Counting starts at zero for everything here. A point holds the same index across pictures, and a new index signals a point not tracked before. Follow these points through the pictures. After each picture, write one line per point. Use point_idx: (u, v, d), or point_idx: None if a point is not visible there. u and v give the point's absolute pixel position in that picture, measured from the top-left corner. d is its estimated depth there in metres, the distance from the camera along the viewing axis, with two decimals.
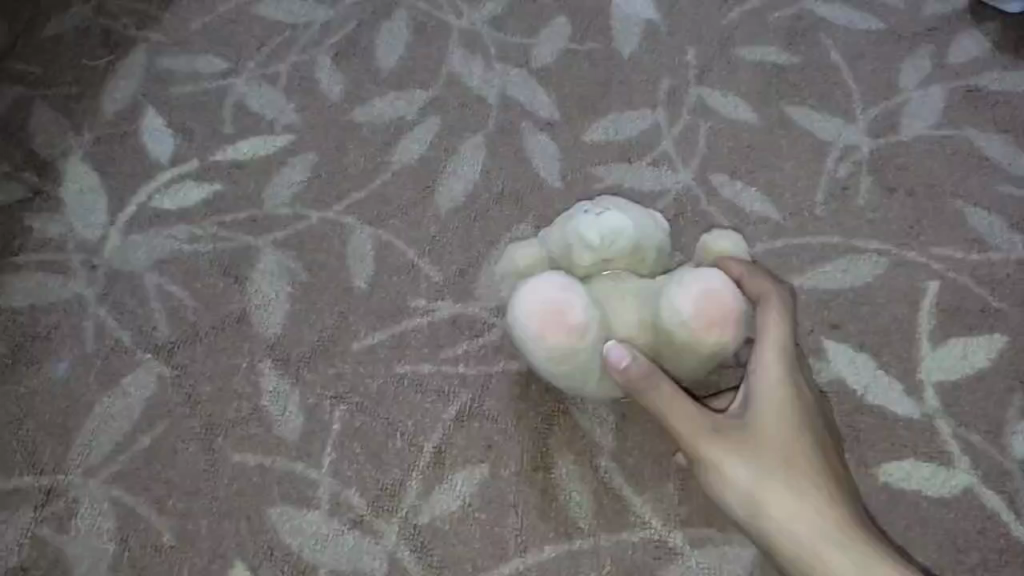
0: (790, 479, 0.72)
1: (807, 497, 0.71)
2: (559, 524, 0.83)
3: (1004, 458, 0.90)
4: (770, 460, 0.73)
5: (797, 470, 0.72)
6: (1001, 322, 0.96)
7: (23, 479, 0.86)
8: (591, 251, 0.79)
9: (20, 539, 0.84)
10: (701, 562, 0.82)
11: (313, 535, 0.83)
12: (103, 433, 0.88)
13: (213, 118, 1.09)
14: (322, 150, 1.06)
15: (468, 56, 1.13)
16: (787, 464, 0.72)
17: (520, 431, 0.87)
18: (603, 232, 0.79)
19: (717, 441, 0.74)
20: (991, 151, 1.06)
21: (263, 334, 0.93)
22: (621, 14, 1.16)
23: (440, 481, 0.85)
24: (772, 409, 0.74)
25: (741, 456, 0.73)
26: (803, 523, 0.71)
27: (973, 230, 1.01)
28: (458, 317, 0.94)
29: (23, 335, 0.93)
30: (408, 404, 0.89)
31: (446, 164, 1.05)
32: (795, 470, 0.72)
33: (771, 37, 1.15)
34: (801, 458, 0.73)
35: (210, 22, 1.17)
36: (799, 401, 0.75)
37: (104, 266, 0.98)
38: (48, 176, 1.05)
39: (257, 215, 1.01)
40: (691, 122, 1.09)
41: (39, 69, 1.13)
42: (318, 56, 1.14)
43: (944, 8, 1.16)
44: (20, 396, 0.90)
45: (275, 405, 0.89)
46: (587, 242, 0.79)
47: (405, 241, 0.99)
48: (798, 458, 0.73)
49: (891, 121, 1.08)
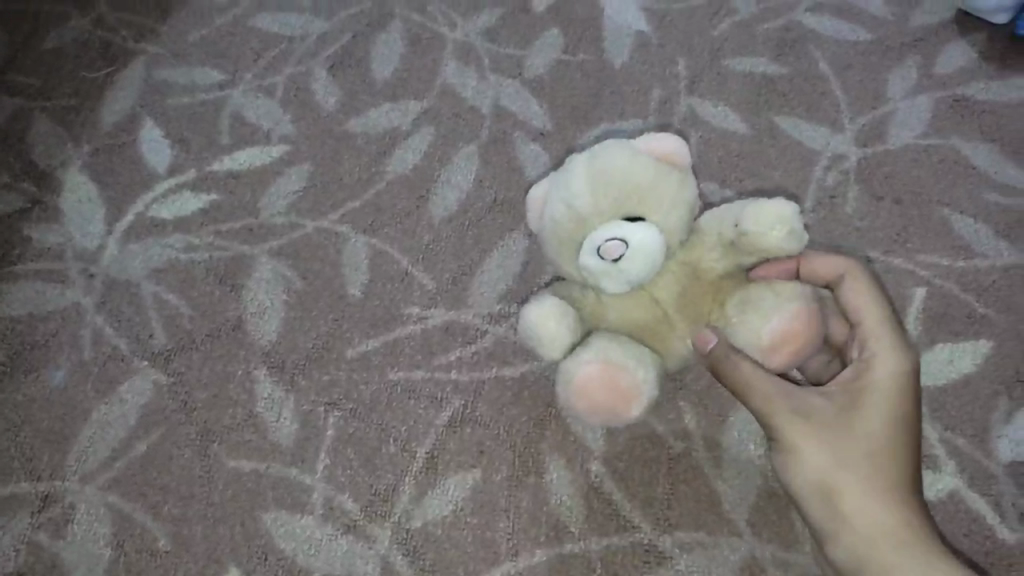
0: (870, 474, 0.71)
1: (886, 498, 0.71)
2: (550, 528, 0.84)
3: (990, 462, 0.90)
4: (852, 451, 0.71)
5: (881, 473, 0.71)
6: (987, 327, 0.97)
7: (21, 485, 0.87)
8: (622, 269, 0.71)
9: (18, 544, 0.85)
10: (692, 565, 0.83)
11: (306, 540, 0.84)
12: (100, 440, 0.89)
13: (210, 129, 1.10)
14: (317, 160, 1.07)
15: (462, 67, 1.15)
16: (880, 459, 0.71)
17: (511, 436, 0.88)
18: (632, 272, 0.71)
19: (799, 423, 0.72)
20: (977, 160, 1.07)
21: (258, 342, 0.94)
22: (613, 26, 1.18)
23: (432, 486, 0.86)
24: (884, 402, 0.72)
25: (821, 441, 0.72)
26: (873, 522, 0.70)
27: (959, 238, 1.02)
28: (451, 324, 0.95)
29: (21, 343, 0.95)
30: (401, 410, 0.90)
31: (440, 174, 1.06)
32: (874, 466, 0.71)
33: (760, 48, 1.16)
34: (883, 457, 0.71)
35: (208, 35, 1.19)
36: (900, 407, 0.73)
37: (102, 274, 0.99)
38: (47, 187, 1.06)
39: (253, 224, 1.02)
40: (681, 132, 1.10)
41: (39, 81, 1.15)
42: (314, 68, 1.15)
43: (931, 20, 1.18)
44: (17, 403, 0.91)
45: (269, 412, 0.90)
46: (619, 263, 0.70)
47: (398, 249, 1.01)
48: (880, 457, 0.71)
49: (879, 130, 1.10)
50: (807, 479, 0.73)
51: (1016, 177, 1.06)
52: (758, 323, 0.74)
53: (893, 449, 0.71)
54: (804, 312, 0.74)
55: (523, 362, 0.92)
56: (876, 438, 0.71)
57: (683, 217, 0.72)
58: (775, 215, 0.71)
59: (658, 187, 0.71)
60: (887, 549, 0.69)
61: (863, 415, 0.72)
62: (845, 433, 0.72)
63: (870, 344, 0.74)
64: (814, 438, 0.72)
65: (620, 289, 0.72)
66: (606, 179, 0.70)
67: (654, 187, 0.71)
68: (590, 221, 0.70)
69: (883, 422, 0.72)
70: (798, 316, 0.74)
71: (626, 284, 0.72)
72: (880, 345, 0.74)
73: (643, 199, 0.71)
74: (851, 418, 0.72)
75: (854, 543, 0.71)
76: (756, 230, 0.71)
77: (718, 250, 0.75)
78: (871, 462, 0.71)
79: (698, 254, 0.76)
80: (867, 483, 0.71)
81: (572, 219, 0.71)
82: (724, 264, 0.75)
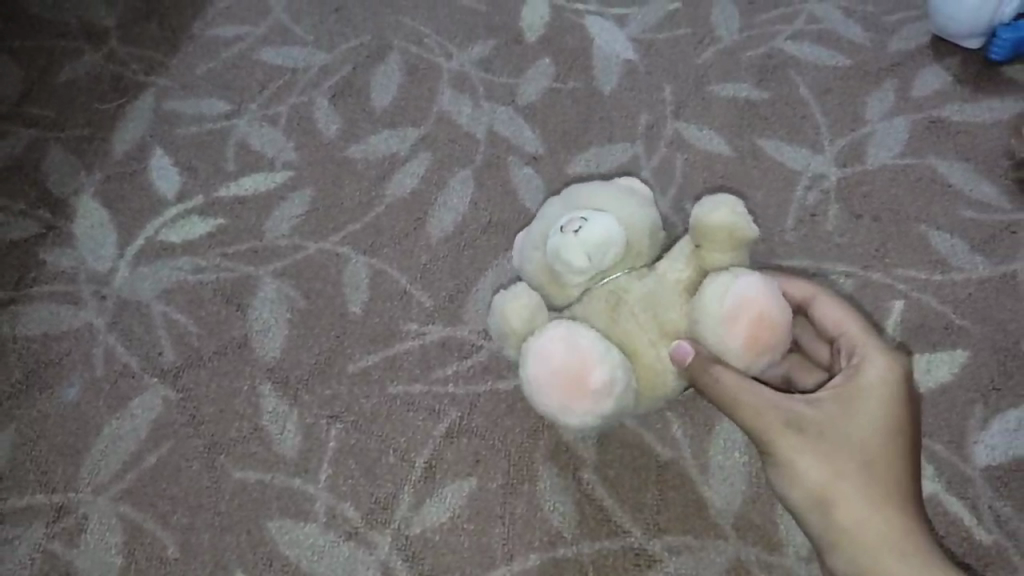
0: (868, 481, 0.71)
1: (884, 504, 0.71)
2: (543, 533, 0.88)
3: (968, 466, 0.94)
4: (848, 459, 0.72)
5: (878, 479, 0.72)
6: (963, 337, 1.01)
7: (36, 497, 0.91)
8: (584, 249, 0.73)
9: (33, 553, 0.88)
10: (680, 568, 0.86)
11: (309, 546, 0.88)
12: (112, 453, 0.93)
13: (217, 157, 1.15)
14: (320, 185, 1.12)
15: (458, 95, 1.20)
16: (877, 467, 0.72)
17: (506, 446, 0.92)
18: (587, 241, 0.73)
19: (793, 432, 0.72)
20: (953, 178, 1.12)
21: (263, 358, 0.98)
22: (602, 54, 1.24)
23: (431, 493, 0.90)
24: (878, 408, 0.73)
25: (817, 450, 0.72)
26: (873, 531, 0.71)
27: (936, 252, 1.07)
28: (448, 339, 0.99)
29: (37, 362, 0.99)
30: (401, 422, 0.94)
31: (436, 196, 1.11)
32: (870, 473, 0.72)
33: (744, 74, 1.22)
34: (879, 464, 0.72)
35: (215, 67, 1.24)
36: (891, 409, 0.74)
37: (114, 295, 1.03)
38: (61, 213, 1.11)
39: (258, 246, 1.07)
40: (668, 154, 1.15)
41: (53, 113, 1.20)
42: (316, 97, 1.21)
43: (907, 45, 1.23)
44: (32, 419, 0.95)
45: (274, 425, 0.94)
46: (581, 241, 0.73)
47: (397, 269, 1.05)
48: (875, 463, 0.72)
49: (857, 151, 1.15)
50: (806, 490, 0.73)
51: (991, 194, 1.11)
52: (717, 298, 0.73)
53: (888, 455, 0.72)
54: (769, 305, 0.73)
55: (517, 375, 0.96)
56: (870, 443, 0.72)
57: (642, 219, 0.78)
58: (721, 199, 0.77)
59: (617, 194, 0.79)
60: (890, 557, 0.70)
61: (858, 423, 0.73)
62: (840, 441, 0.72)
63: (856, 351, 0.78)
64: (812, 450, 0.72)
65: (581, 265, 0.74)
66: (569, 193, 0.79)
67: (612, 192, 0.79)
68: (554, 217, 0.78)
69: (877, 428, 0.73)
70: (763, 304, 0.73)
71: (585, 255, 0.74)
72: (870, 351, 0.77)
73: (600, 198, 0.78)
74: (843, 425, 0.73)
75: (856, 552, 0.71)
76: (703, 209, 0.76)
77: (683, 256, 0.78)
78: (869, 471, 0.72)
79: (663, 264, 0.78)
80: (865, 491, 0.71)
81: (540, 223, 0.79)
82: (690, 267, 0.77)
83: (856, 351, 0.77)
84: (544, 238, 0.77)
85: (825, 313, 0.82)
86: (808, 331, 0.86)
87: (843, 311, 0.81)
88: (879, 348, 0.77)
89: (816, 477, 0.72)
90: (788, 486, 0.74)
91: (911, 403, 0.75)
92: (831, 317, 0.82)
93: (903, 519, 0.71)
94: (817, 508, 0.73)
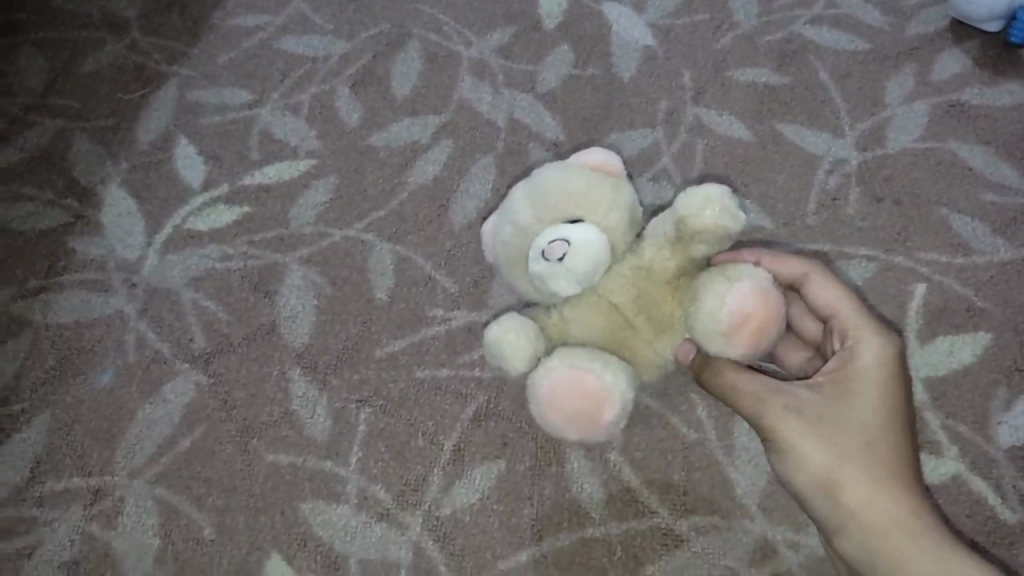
0: (870, 464, 0.72)
1: (888, 486, 0.72)
2: (572, 514, 0.89)
3: (991, 447, 0.95)
4: (848, 442, 0.73)
5: (880, 461, 0.73)
6: (985, 320, 1.01)
7: (73, 480, 0.93)
8: (571, 276, 0.73)
9: (72, 535, 0.90)
10: (707, 548, 0.87)
11: (342, 528, 0.89)
12: (146, 437, 0.94)
13: (241, 146, 1.16)
14: (343, 173, 1.13)
15: (478, 83, 1.21)
16: (879, 450, 0.73)
17: (533, 428, 0.93)
18: (575, 269, 0.73)
19: (792, 418, 0.74)
20: (974, 162, 1.12)
21: (292, 344, 1.00)
22: (620, 41, 1.24)
23: (460, 475, 0.91)
24: (875, 391, 0.74)
25: (817, 435, 0.73)
26: (882, 512, 0.71)
27: (957, 235, 1.07)
28: (474, 325, 1.00)
29: (70, 348, 1.01)
30: (429, 406, 0.95)
31: (459, 183, 1.12)
32: (872, 455, 0.73)
33: (763, 59, 1.22)
34: (879, 445, 0.73)
35: (236, 57, 1.25)
36: (889, 391, 0.74)
37: (143, 283, 1.05)
38: (89, 202, 1.12)
39: (284, 234, 1.08)
40: (688, 140, 1.16)
41: (78, 104, 1.21)
42: (338, 86, 1.22)
43: (926, 29, 1.23)
44: (67, 404, 0.97)
45: (304, 409, 0.95)
46: (567, 268, 0.73)
47: (422, 255, 1.06)
48: (876, 445, 0.73)
49: (877, 135, 1.15)
50: (809, 477, 0.74)
51: (1011, 177, 1.11)
52: (713, 306, 0.73)
53: (888, 436, 0.73)
54: (766, 310, 0.73)
55: None
56: (868, 426, 0.73)
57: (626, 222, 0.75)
58: (704, 195, 0.73)
59: (591, 194, 0.74)
60: (900, 538, 0.71)
61: (857, 406, 0.74)
62: (838, 425, 0.73)
63: (851, 331, 0.77)
64: (813, 435, 0.73)
65: (571, 290, 0.74)
66: (541, 197, 0.74)
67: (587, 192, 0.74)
68: (531, 230, 0.74)
69: (876, 410, 0.74)
70: (759, 310, 0.73)
71: (574, 281, 0.74)
72: (862, 332, 0.77)
73: (575, 201, 0.74)
74: (840, 409, 0.74)
75: (865, 537, 0.72)
76: (687, 209, 0.73)
77: (668, 248, 0.77)
78: (872, 453, 0.73)
79: (649, 254, 0.77)
80: (869, 473, 0.72)
81: (515, 230, 0.75)
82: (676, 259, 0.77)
83: (847, 334, 0.77)
84: (522, 249, 0.75)
85: (818, 293, 0.80)
86: (798, 307, 0.85)
87: (835, 292, 0.79)
88: (875, 328, 0.77)
89: (819, 462, 0.73)
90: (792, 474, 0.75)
91: (906, 383, 0.75)
92: (823, 298, 0.80)
93: (911, 498, 0.72)
94: (823, 495, 0.74)
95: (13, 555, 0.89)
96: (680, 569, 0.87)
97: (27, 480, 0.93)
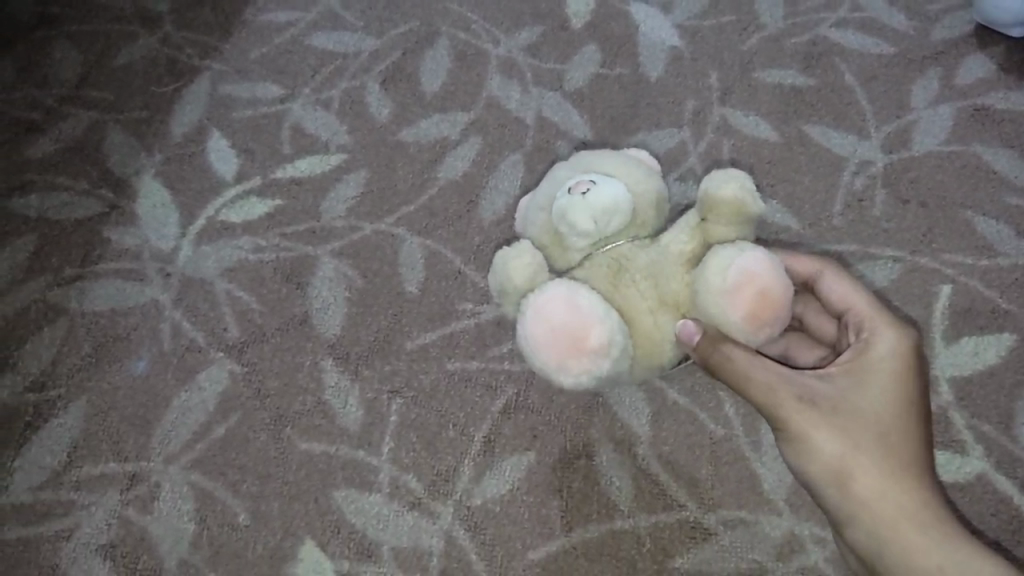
0: (881, 454, 0.73)
1: (900, 478, 0.73)
2: (601, 506, 0.90)
3: (1016, 446, 0.96)
4: (859, 433, 0.73)
5: (891, 452, 0.73)
6: (1010, 321, 1.02)
7: (110, 465, 0.94)
8: (589, 211, 0.73)
9: (109, 519, 0.92)
10: (735, 541, 0.88)
11: (375, 516, 0.91)
12: (182, 424, 0.96)
13: (273, 140, 1.18)
14: (374, 168, 1.15)
15: (506, 81, 1.22)
16: (891, 441, 0.73)
17: (563, 421, 0.94)
18: (596, 204, 0.73)
19: (803, 408, 0.74)
20: (999, 165, 1.13)
21: (323, 335, 1.01)
22: (648, 41, 1.26)
23: (490, 466, 0.93)
24: (888, 382, 0.75)
25: (829, 425, 0.74)
26: (892, 504, 0.72)
27: (983, 238, 1.08)
28: (503, 318, 1.02)
29: (106, 336, 1.02)
30: (460, 398, 0.97)
31: (488, 179, 1.13)
32: (884, 446, 0.73)
33: (789, 61, 1.23)
34: (891, 437, 0.73)
35: (268, 52, 1.27)
36: (902, 382, 0.75)
37: (178, 273, 1.06)
38: (123, 192, 1.14)
39: (316, 227, 1.10)
40: (715, 140, 1.17)
41: (112, 96, 1.23)
42: (368, 82, 1.23)
43: (951, 33, 1.24)
44: (103, 391, 0.99)
45: (337, 399, 0.97)
46: (588, 203, 0.73)
47: (452, 250, 1.07)
48: (888, 436, 0.73)
49: (903, 137, 1.16)
50: (821, 466, 0.74)
51: None
52: (719, 266, 0.72)
53: (900, 428, 0.74)
54: (774, 274, 0.72)
55: None
56: (879, 417, 0.74)
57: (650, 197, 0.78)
58: (730, 175, 0.77)
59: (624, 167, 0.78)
60: (910, 530, 0.72)
61: (870, 397, 0.74)
62: (850, 416, 0.74)
63: (865, 325, 0.78)
64: (826, 425, 0.74)
65: (587, 227, 0.74)
66: (580, 160, 0.79)
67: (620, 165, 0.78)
68: (562, 178, 0.78)
69: (888, 402, 0.74)
70: (765, 267, 0.72)
71: (592, 218, 0.73)
72: (879, 323, 0.78)
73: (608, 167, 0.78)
74: (853, 400, 0.74)
75: (875, 527, 0.73)
76: (711, 184, 0.76)
77: (687, 228, 0.77)
78: (884, 444, 0.73)
79: (667, 235, 0.77)
80: (880, 465, 0.73)
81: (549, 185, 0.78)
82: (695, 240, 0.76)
83: (864, 326, 0.78)
84: (549, 199, 0.78)
85: (831, 289, 0.82)
86: (813, 307, 0.87)
87: (849, 287, 0.81)
88: (887, 321, 0.78)
89: (831, 452, 0.74)
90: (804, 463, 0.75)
91: (919, 374, 0.76)
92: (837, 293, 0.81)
93: (922, 491, 0.73)
94: (833, 485, 0.75)
95: (51, 537, 0.91)
96: (707, 562, 0.88)
97: (64, 464, 0.94)
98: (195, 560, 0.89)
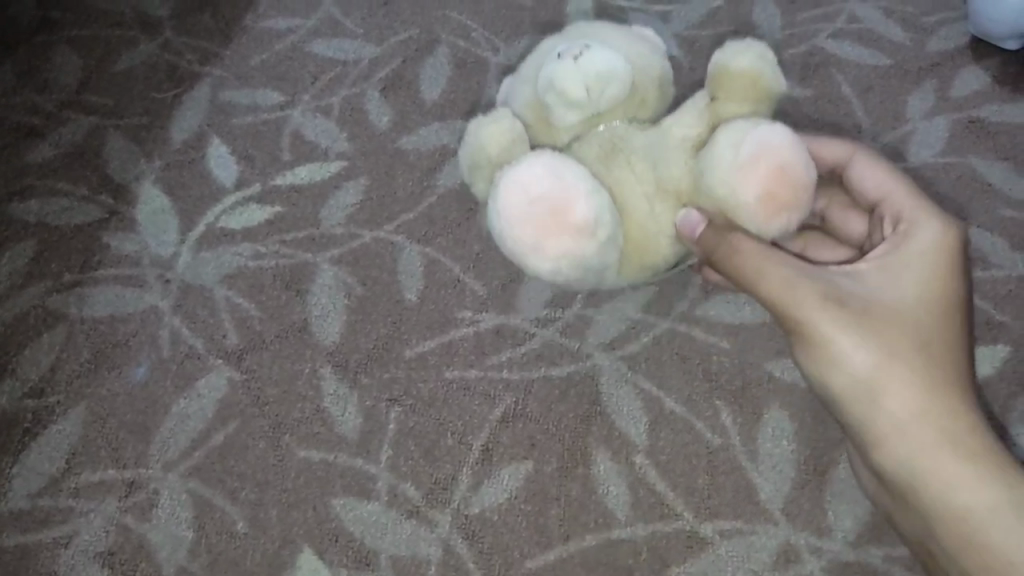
0: (911, 361, 0.78)
1: (926, 384, 0.78)
2: (598, 515, 0.91)
3: None
4: (893, 340, 0.78)
5: (920, 360, 0.78)
6: (1004, 333, 1.03)
7: (108, 472, 0.94)
8: (580, 71, 0.77)
9: (107, 526, 0.92)
10: (731, 551, 0.89)
11: (373, 524, 0.91)
12: (180, 431, 0.96)
13: (272, 146, 1.18)
14: (373, 175, 1.15)
15: None
16: (922, 349, 0.78)
17: (560, 430, 0.95)
18: (588, 69, 0.77)
19: (838, 317, 0.78)
20: (993, 177, 1.14)
21: (322, 343, 1.02)
22: None
23: (488, 475, 0.93)
24: (919, 292, 0.80)
25: (865, 333, 0.78)
26: (923, 412, 0.78)
27: (978, 250, 1.09)
28: (501, 327, 1.02)
29: (104, 342, 1.02)
30: (458, 406, 0.97)
31: None
32: (913, 354, 0.78)
33: (786, 71, 1.24)
34: (920, 345, 0.78)
35: (267, 59, 1.27)
36: (931, 292, 0.80)
37: (177, 280, 1.07)
38: (123, 198, 1.14)
39: (315, 234, 1.10)
40: None
41: (112, 101, 1.23)
42: (367, 89, 1.24)
43: (946, 46, 1.25)
44: (102, 397, 0.99)
45: (335, 407, 0.97)
46: (579, 59, 0.78)
47: (451, 258, 1.08)
48: (918, 345, 0.78)
49: (898, 149, 1.17)
50: (852, 374, 0.79)
51: None
52: (731, 144, 0.75)
53: (930, 338, 0.78)
54: (791, 166, 0.75)
55: (569, 362, 0.99)
56: (910, 327, 0.78)
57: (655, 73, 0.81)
58: (744, 44, 0.81)
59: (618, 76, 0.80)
60: (934, 437, 0.77)
61: (906, 289, 0.80)
62: (884, 324, 0.78)
63: (905, 216, 0.85)
64: (861, 333, 0.78)
65: (580, 94, 0.78)
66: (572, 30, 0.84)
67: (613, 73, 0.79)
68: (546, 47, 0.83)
69: (926, 288, 0.80)
70: (787, 158, 0.75)
71: (584, 85, 0.77)
72: (915, 235, 0.83)
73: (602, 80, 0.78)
74: (885, 308, 0.79)
75: (901, 434, 0.78)
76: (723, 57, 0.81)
77: (697, 111, 0.82)
78: (914, 353, 0.78)
79: (670, 122, 0.82)
80: (908, 372, 0.78)
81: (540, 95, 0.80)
82: (701, 124, 0.81)
83: (901, 233, 0.83)
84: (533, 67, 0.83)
85: (862, 174, 0.90)
86: (838, 202, 0.94)
87: (883, 177, 0.89)
88: (935, 218, 0.84)
89: (864, 361, 0.78)
90: (834, 371, 0.80)
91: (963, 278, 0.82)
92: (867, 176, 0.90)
93: (954, 401, 0.78)
94: (861, 391, 0.79)
95: (49, 545, 0.91)
96: (704, 571, 0.88)
97: (63, 470, 0.94)
98: (194, 568, 0.89)
